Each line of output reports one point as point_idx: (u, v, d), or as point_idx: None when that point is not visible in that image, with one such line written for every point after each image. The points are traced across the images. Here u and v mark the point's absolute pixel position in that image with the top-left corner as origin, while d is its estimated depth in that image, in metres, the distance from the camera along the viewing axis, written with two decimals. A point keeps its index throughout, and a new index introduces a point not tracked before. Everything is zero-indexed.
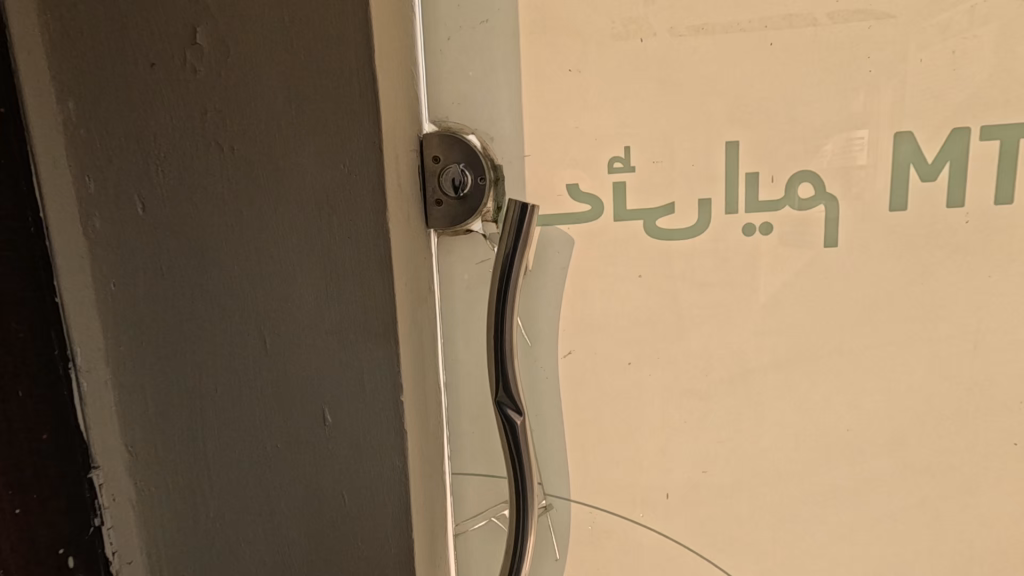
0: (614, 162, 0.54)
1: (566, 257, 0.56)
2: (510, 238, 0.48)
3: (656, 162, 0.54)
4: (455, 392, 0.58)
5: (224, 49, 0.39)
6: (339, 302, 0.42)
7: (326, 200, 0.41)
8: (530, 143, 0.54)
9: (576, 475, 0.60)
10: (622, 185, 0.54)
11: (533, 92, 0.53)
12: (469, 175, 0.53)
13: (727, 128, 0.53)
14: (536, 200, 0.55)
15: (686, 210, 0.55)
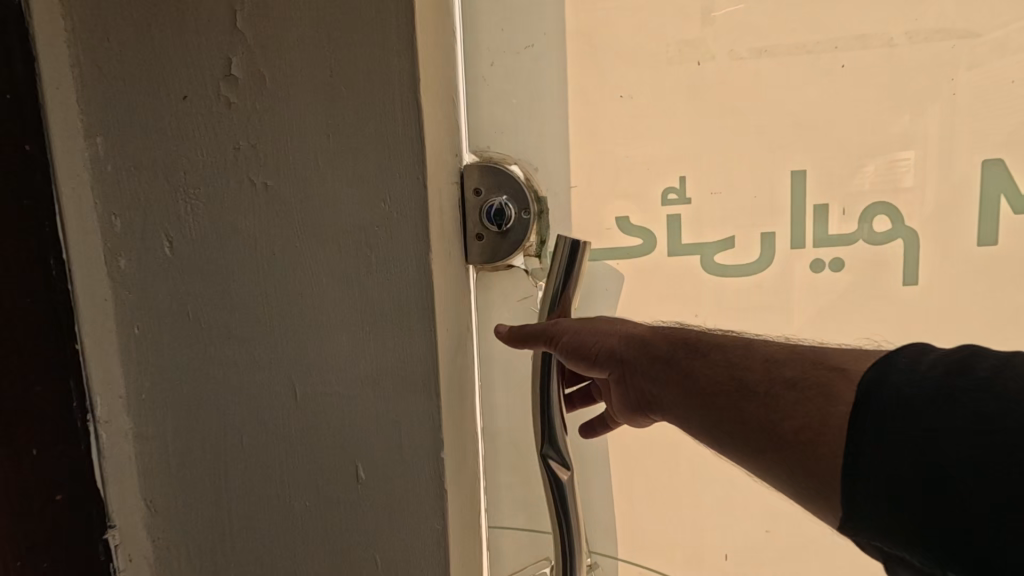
0: (667, 193, 0.50)
1: (615, 294, 0.52)
2: (559, 278, 0.44)
3: (712, 193, 0.50)
4: (493, 438, 0.54)
5: (260, 80, 0.37)
6: (376, 348, 0.39)
7: (366, 238, 0.38)
8: (576, 174, 0.50)
9: (623, 533, 0.55)
10: (675, 218, 0.50)
11: (581, 119, 0.49)
12: (511, 208, 0.49)
13: (793, 157, 0.49)
14: (582, 234, 0.51)
15: (747, 244, 0.50)
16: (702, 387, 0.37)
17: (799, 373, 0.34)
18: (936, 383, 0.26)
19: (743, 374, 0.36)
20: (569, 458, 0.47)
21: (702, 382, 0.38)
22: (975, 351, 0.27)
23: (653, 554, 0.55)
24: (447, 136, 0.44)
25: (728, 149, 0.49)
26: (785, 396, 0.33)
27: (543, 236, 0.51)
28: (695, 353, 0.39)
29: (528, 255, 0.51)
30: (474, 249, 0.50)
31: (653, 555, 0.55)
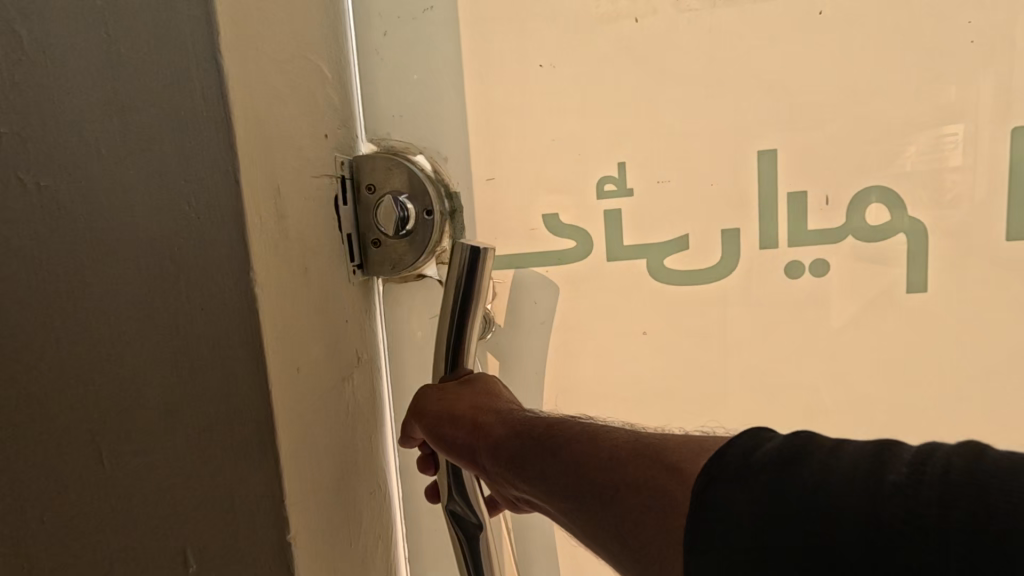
0: (605, 184, 0.40)
1: (548, 308, 0.43)
2: (460, 292, 0.36)
3: (659, 182, 0.40)
4: (408, 479, 0.46)
5: (13, 33, 0.26)
6: (197, 403, 0.28)
7: (168, 252, 0.26)
8: (491, 164, 0.41)
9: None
10: (614, 214, 0.41)
11: (494, 97, 0.40)
12: (412, 208, 0.40)
13: (761, 133, 0.38)
14: (502, 237, 0.42)
15: (704, 245, 0.40)
16: (569, 492, 0.30)
17: (642, 475, 0.28)
18: (769, 484, 0.22)
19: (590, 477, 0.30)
20: (481, 515, 0.39)
21: (568, 493, 0.30)
22: (809, 439, 0.24)
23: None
24: (318, 116, 0.34)
25: (678, 127, 0.39)
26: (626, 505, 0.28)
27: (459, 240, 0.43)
28: (556, 458, 0.31)
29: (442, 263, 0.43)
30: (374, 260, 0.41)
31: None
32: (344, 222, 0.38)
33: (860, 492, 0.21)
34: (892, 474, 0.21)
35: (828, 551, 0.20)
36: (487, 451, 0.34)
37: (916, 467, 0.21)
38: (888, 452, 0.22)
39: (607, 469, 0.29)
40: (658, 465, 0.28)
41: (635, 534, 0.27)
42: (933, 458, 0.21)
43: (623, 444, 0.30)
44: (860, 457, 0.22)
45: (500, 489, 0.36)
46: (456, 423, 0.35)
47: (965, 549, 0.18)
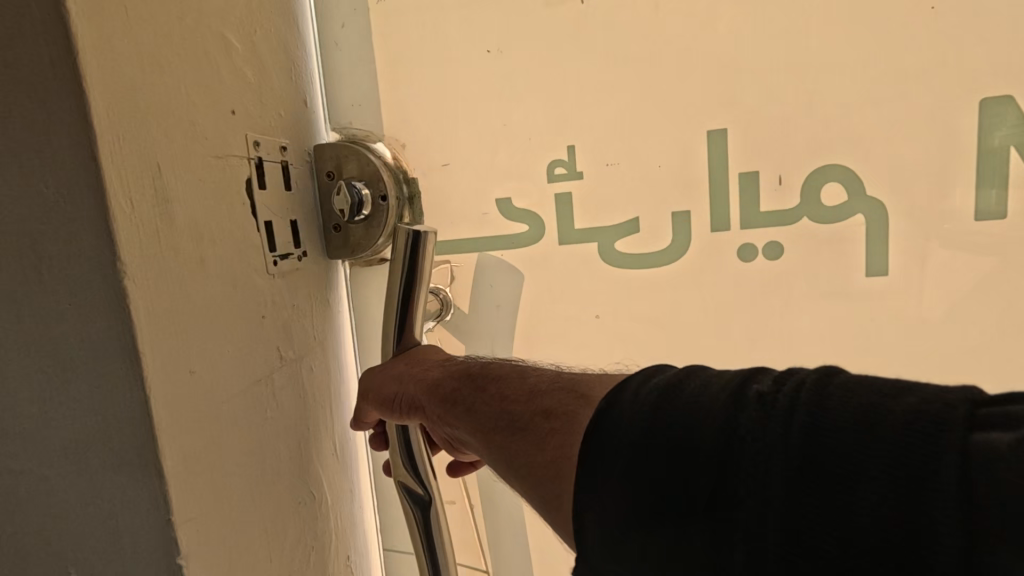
0: (556, 167, 0.40)
1: (502, 291, 0.43)
2: (403, 275, 0.37)
3: (609, 165, 0.40)
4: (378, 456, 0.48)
5: None
6: (70, 416, 0.25)
7: (21, 248, 0.23)
8: (445, 150, 0.42)
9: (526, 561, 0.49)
10: (566, 196, 0.41)
11: (445, 83, 0.41)
12: (369, 194, 0.41)
13: (711, 114, 0.37)
14: (458, 221, 0.43)
15: (656, 228, 0.40)
16: (492, 424, 0.32)
17: (555, 403, 0.29)
18: (639, 414, 0.22)
19: (510, 408, 0.31)
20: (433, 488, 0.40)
21: (491, 429, 0.32)
22: (690, 369, 0.24)
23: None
24: (222, 96, 0.30)
25: (628, 109, 0.39)
26: (538, 428, 0.29)
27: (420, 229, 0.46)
28: (484, 392, 0.33)
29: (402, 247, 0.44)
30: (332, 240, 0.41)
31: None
32: (264, 214, 0.33)
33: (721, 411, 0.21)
34: (760, 389, 0.21)
35: (689, 475, 0.20)
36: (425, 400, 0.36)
37: (778, 381, 0.21)
38: (754, 375, 0.22)
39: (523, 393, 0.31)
40: (571, 394, 0.29)
41: (540, 449, 0.28)
42: (793, 377, 0.21)
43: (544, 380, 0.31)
44: (729, 380, 0.22)
45: (441, 435, 0.38)
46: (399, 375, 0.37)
47: (797, 457, 0.19)
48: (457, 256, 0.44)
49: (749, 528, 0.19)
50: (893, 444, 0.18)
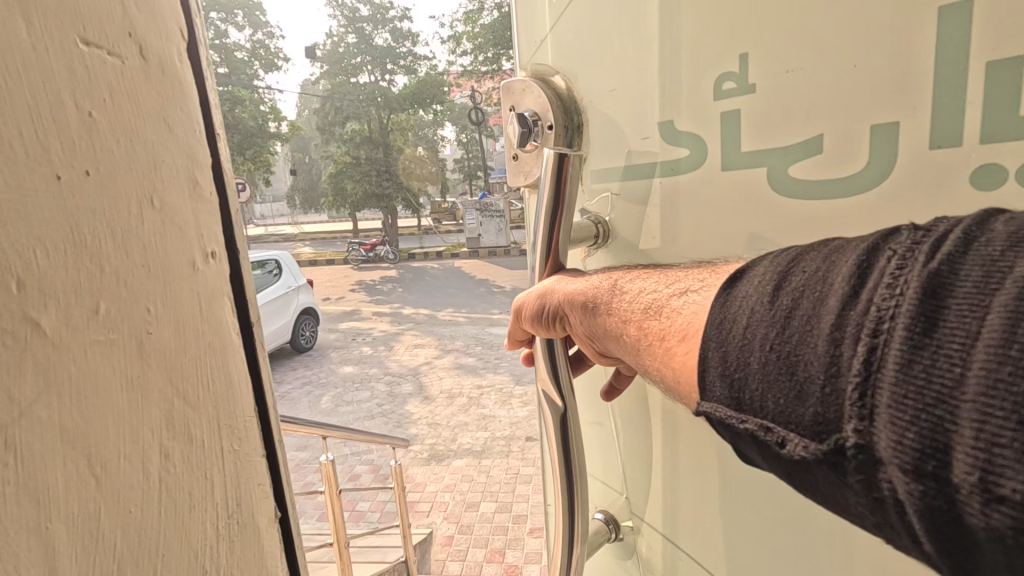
0: (724, 84, 0.74)
1: (710, 219, 0.79)
2: (552, 175, 0.86)
3: (766, 75, 0.70)
4: (513, 343, 1.00)
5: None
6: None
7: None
8: (640, 104, 0.86)
9: (627, 445, 1.06)
10: (716, 104, 0.75)
11: (725, 46, 0.73)
12: (527, 116, 0.97)
13: (941, 1, 0.56)
14: (751, 135, 0.72)
15: (848, 134, 0.64)
16: (641, 308, 0.71)
17: (693, 283, 0.68)
18: (822, 266, 0.53)
19: (658, 297, 0.70)
20: (566, 400, 0.92)
21: (642, 309, 0.71)
22: (832, 245, 0.55)
23: (653, 506, 1.02)
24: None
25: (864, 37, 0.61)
26: (686, 299, 0.66)
27: (595, 146, 0.96)
28: (627, 292, 0.75)
29: (589, 156, 0.98)
30: (119, 122, 0.65)
31: (638, 501, 1.06)
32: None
33: (889, 261, 0.48)
34: (895, 243, 0.49)
35: (853, 298, 0.49)
36: (569, 306, 0.83)
37: (916, 233, 0.49)
38: (894, 230, 0.50)
39: (658, 288, 0.71)
40: (692, 285, 0.67)
41: (664, 309, 0.68)
42: (929, 222, 0.49)
43: (670, 285, 0.70)
44: (876, 240, 0.50)
45: (594, 319, 0.79)
46: (563, 290, 0.84)
47: (929, 275, 0.45)
48: (620, 179, 0.92)
49: (907, 326, 0.44)
50: (1003, 268, 0.42)
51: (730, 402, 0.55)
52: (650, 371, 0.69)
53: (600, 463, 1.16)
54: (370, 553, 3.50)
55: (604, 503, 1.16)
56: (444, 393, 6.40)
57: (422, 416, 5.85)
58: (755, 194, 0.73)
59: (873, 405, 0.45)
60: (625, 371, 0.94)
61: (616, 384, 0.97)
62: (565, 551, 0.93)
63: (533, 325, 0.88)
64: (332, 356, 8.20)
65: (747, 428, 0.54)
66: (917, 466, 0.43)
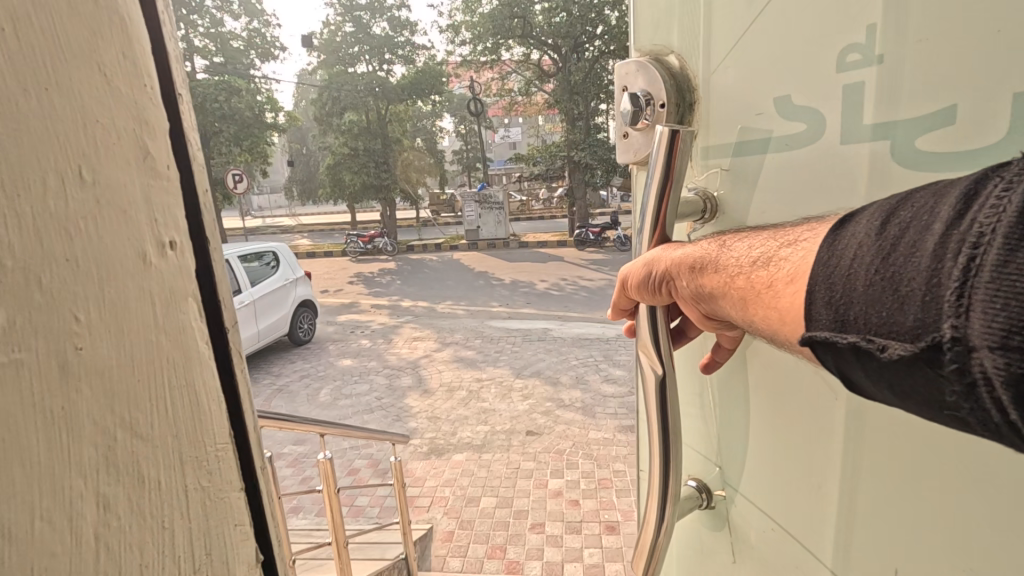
0: (847, 54, 0.71)
1: (832, 191, 0.76)
2: (665, 150, 0.84)
3: (895, 44, 0.65)
4: (614, 314, 0.98)
5: None
6: None
7: None
8: (761, 76, 0.85)
9: (724, 413, 1.04)
10: (839, 76, 0.72)
11: (853, 13, 0.69)
12: (641, 95, 0.97)
13: None
14: (876, 105, 0.68)
15: (991, 108, 0.57)
16: (746, 262, 0.74)
17: (797, 236, 0.70)
18: (924, 196, 0.56)
19: (764, 251, 0.72)
20: (666, 366, 0.90)
21: (748, 264, 0.73)
22: (937, 182, 0.57)
23: (755, 477, 0.97)
24: None
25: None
26: (792, 252, 0.68)
27: (707, 126, 0.97)
28: (729, 249, 0.78)
29: (701, 134, 0.99)
30: (43, 90, 0.58)
31: (734, 474, 1.03)
32: None
33: (991, 183, 0.50)
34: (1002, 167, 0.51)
35: (952, 215, 0.52)
36: (677, 270, 0.83)
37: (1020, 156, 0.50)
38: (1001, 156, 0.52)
39: (762, 244, 0.73)
40: (800, 238, 0.69)
41: (775, 262, 0.70)
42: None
43: (777, 241, 0.72)
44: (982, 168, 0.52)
45: (695, 281, 0.81)
46: (670, 256, 0.84)
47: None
48: (730, 157, 0.92)
49: (1006, 229, 0.46)
50: None
51: (837, 324, 0.57)
52: (757, 318, 0.71)
53: (691, 433, 1.17)
54: (369, 549, 3.45)
55: (693, 469, 1.17)
56: (444, 387, 6.34)
57: (422, 410, 5.79)
58: (876, 169, 0.69)
59: (971, 303, 0.47)
60: (725, 344, 0.93)
61: (716, 357, 0.95)
62: (660, 505, 0.94)
63: (640, 293, 0.89)
64: (331, 349, 8.13)
65: (850, 343, 0.55)
66: (1007, 344, 0.45)
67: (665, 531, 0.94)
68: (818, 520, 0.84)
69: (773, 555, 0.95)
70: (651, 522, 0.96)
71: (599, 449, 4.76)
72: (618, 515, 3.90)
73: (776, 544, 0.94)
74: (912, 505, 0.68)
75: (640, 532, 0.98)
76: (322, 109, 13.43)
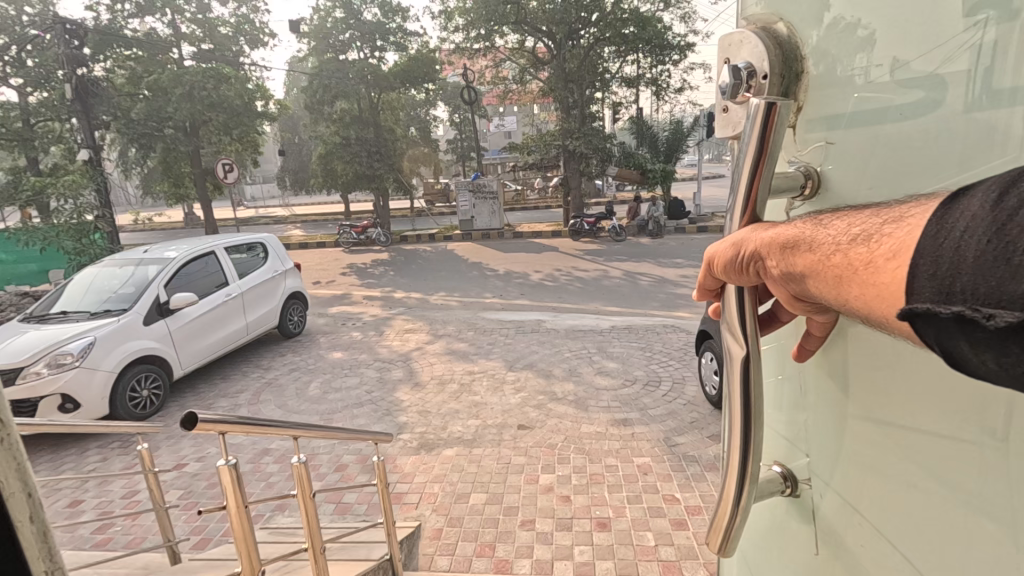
0: (980, 13, 0.67)
1: (944, 153, 0.73)
2: (757, 122, 0.76)
3: None
4: (701, 295, 0.98)
5: None
6: None
7: None
8: (876, 40, 0.83)
9: (818, 400, 1.02)
10: (964, 36, 0.69)
11: None
12: (744, 69, 0.88)
13: None
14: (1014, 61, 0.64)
15: None
16: (845, 239, 0.71)
17: (901, 212, 0.68)
18: None
19: (864, 229, 0.70)
20: (752, 347, 0.86)
21: (846, 241, 0.71)
22: None
23: (845, 467, 0.94)
24: None
25: None
26: (893, 228, 0.66)
27: (818, 99, 0.92)
28: (828, 228, 0.75)
29: (805, 108, 0.95)
30: None
31: (824, 465, 1.01)
32: None
33: None
34: None
35: None
36: (767, 251, 0.81)
37: None
38: None
39: (865, 223, 0.71)
40: (907, 214, 0.66)
41: (876, 237, 0.67)
42: None
43: (880, 219, 0.70)
44: None
45: (785, 258, 0.79)
46: (759, 237, 0.82)
47: None
48: (843, 131, 0.88)
49: None
50: None
51: (943, 295, 0.55)
52: (853, 295, 0.68)
53: (783, 419, 1.16)
54: (352, 548, 3.36)
55: (782, 456, 1.16)
56: (435, 380, 6.26)
57: (413, 404, 5.70)
58: (1000, 131, 0.66)
59: None
60: (814, 331, 0.94)
61: (807, 345, 0.97)
62: (737, 485, 0.91)
63: (727, 273, 0.87)
64: (321, 341, 8.01)
65: (954, 313, 0.53)
66: None
67: (740, 511, 0.92)
68: (910, 517, 0.81)
69: (862, 551, 0.92)
70: (728, 502, 0.94)
71: (592, 444, 4.68)
72: (609, 512, 3.83)
73: (862, 540, 0.91)
74: (1015, 498, 0.65)
75: (714, 508, 0.97)
76: (311, 97, 13.16)
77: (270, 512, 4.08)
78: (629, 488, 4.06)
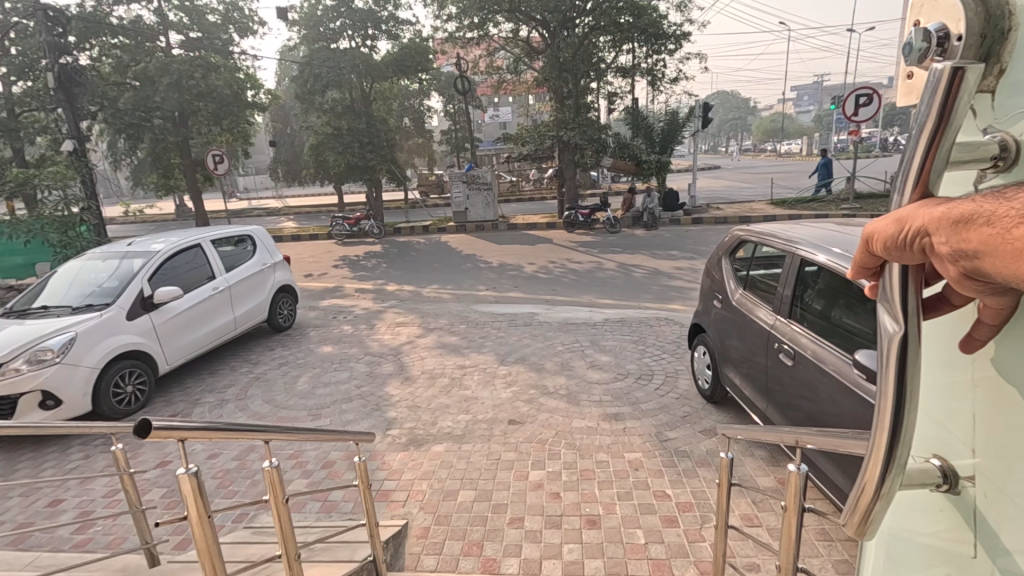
0: None
1: None
2: (941, 89, 0.71)
3: None
4: (855, 273, 0.94)
5: None
6: None
7: None
8: None
9: (1003, 396, 0.92)
10: None
11: None
12: (935, 32, 0.83)
13: None
14: None
15: None
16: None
17: None
18: None
19: None
20: (909, 325, 0.80)
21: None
22: None
23: None
24: None
25: None
26: None
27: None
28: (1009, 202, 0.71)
29: (1009, 70, 0.81)
30: None
31: (1001, 467, 0.92)
32: None
33: None
34: None
35: None
36: (935, 227, 0.77)
37: None
38: None
39: None
40: None
41: None
42: None
43: None
44: None
45: (955, 236, 0.75)
46: (928, 211, 0.78)
47: None
48: None
49: None
50: None
51: None
52: None
53: (940, 410, 1.07)
54: (334, 550, 3.29)
55: (941, 450, 1.06)
56: (426, 374, 6.17)
57: (402, 399, 5.62)
58: None
59: None
60: (985, 319, 0.87)
61: (976, 333, 0.89)
62: (881, 469, 0.88)
63: (887, 251, 0.84)
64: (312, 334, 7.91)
65: None
66: None
67: (882, 498, 0.89)
68: None
69: None
70: (870, 487, 0.91)
71: (582, 439, 4.62)
72: (599, 509, 3.77)
73: None
74: None
75: (855, 490, 0.94)
76: (299, 86, 12.94)
77: (255, 512, 4.01)
78: (619, 485, 4.00)
